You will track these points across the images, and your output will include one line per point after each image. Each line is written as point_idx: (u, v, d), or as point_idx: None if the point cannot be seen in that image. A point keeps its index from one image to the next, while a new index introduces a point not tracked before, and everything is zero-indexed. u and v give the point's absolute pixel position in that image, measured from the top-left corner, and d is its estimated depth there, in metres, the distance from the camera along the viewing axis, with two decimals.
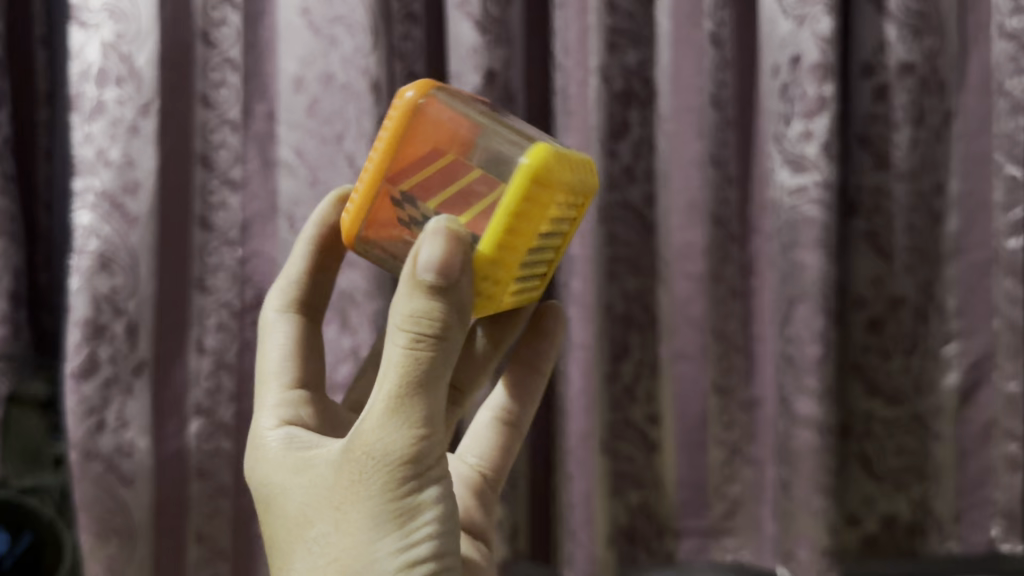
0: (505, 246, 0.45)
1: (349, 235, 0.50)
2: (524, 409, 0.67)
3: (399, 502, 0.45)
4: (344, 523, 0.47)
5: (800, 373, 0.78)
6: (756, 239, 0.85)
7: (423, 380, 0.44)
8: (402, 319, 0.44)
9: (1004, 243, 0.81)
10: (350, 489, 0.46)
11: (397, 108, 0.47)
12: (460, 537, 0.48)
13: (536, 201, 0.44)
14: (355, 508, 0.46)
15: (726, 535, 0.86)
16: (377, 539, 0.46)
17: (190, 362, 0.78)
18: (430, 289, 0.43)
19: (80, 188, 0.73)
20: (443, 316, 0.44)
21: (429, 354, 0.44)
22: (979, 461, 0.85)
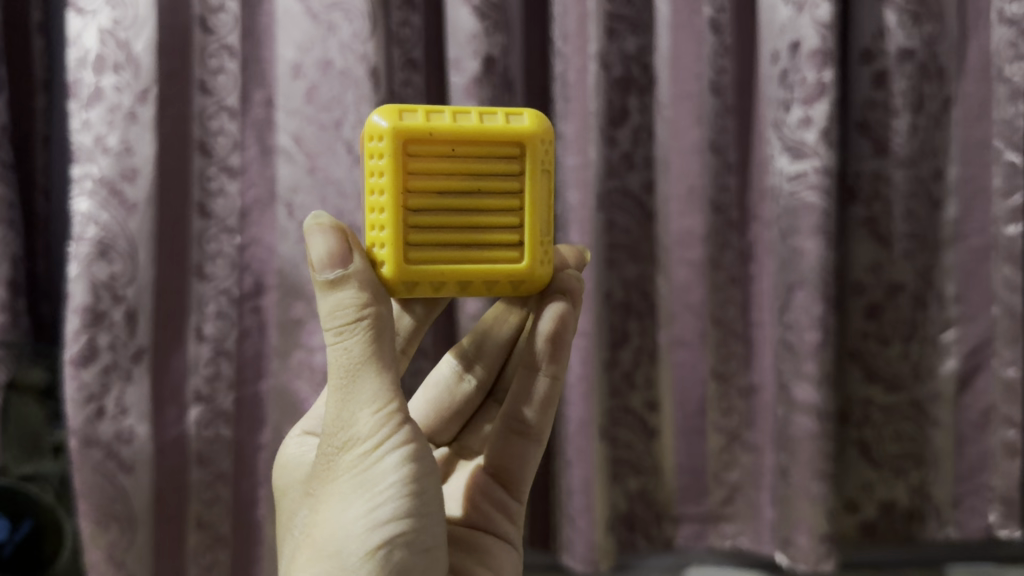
0: (371, 209, 0.46)
1: None
2: (533, 414, 0.59)
3: (362, 473, 0.45)
4: (318, 500, 0.47)
5: (800, 359, 0.78)
6: (755, 226, 0.85)
7: (360, 364, 0.44)
8: (327, 318, 0.45)
9: (1004, 229, 0.81)
10: (322, 467, 0.47)
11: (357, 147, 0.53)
12: (434, 496, 0.46)
13: (377, 152, 0.45)
14: (327, 484, 0.46)
15: (724, 521, 0.87)
16: (345, 509, 0.45)
17: (190, 349, 0.78)
18: (329, 284, 0.44)
19: (79, 175, 0.72)
20: (358, 306, 0.44)
21: (354, 338, 0.44)
22: (978, 447, 0.84)
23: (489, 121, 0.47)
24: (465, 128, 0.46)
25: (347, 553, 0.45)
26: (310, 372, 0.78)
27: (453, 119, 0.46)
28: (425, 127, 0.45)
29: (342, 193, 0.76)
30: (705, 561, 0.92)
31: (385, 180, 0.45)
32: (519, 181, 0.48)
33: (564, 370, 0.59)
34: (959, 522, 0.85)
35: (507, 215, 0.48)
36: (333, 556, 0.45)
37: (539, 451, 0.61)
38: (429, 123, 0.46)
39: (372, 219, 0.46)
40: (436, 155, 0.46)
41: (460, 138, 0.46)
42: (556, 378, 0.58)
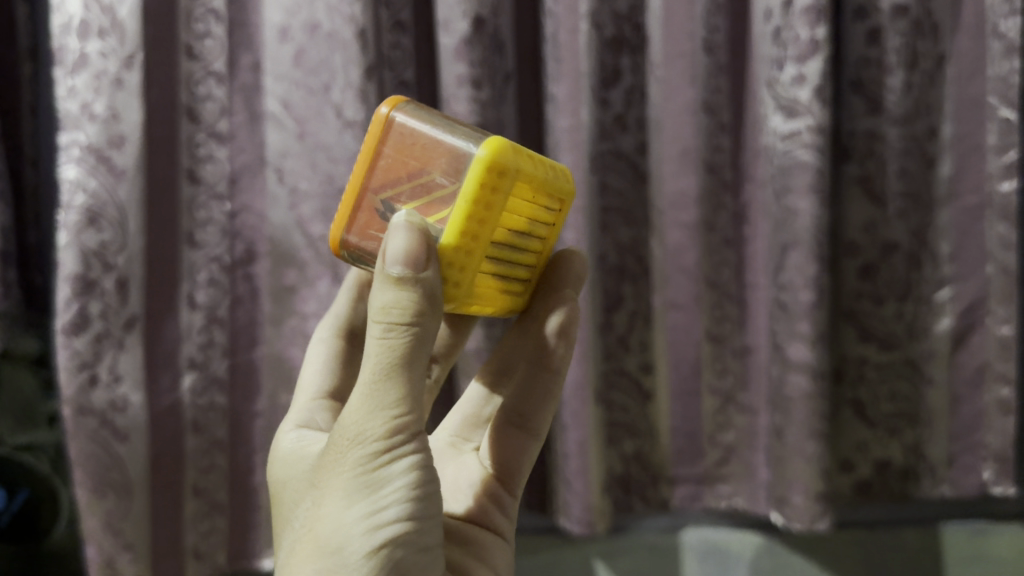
0: (465, 232, 0.46)
1: (336, 242, 0.52)
2: (535, 409, 0.64)
3: (371, 473, 0.46)
4: (321, 496, 0.48)
5: (794, 319, 0.78)
6: (750, 186, 0.85)
7: (391, 367, 0.45)
8: (376, 311, 0.45)
9: (998, 186, 0.81)
10: (330, 458, 0.47)
11: (374, 121, 0.50)
12: (434, 499, 0.49)
13: (496, 187, 0.46)
14: (332, 478, 0.47)
15: (720, 482, 0.87)
16: (347, 505, 0.46)
17: (182, 317, 0.78)
18: (399, 283, 0.44)
19: (66, 143, 0.72)
20: (414, 306, 0.44)
21: (402, 341, 0.44)
22: (972, 407, 0.84)
23: (557, 174, 0.51)
24: (548, 180, 0.50)
25: (349, 551, 0.46)
26: (304, 338, 0.80)
27: (542, 170, 0.49)
28: (529, 173, 0.48)
29: (332, 157, 0.75)
30: (701, 523, 0.94)
31: (489, 211, 0.46)
32: (548, 229, 0.54)
33: (565, 365, 0.65)
34: (952, 480, 0.85)
35: (529, 252, 0.53)
36: (335, 553, 0.47)
37: (537, 446, 0.65)
38: (530, 169, 0.48)
39: (461, 240, 0.46)
40: (524, 197, 0.49)
41: (545, 186, 0.49)
42: (559, 375, 0.64)
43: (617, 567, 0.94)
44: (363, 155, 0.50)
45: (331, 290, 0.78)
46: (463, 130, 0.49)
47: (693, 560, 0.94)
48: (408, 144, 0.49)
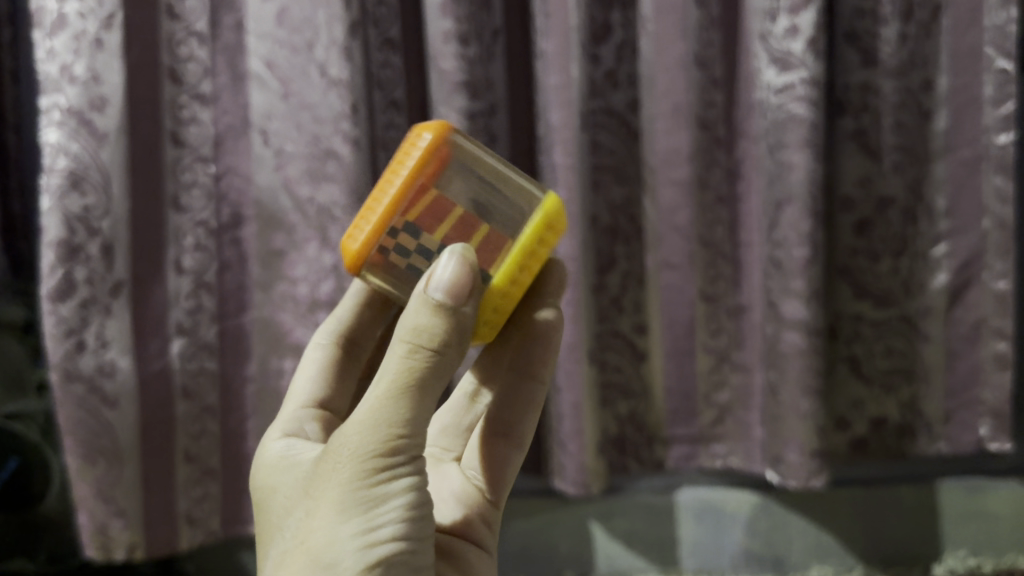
0: (512, 278, 0.50)
1: (356, 254, 0.49)
2: (520, 417, 0.64)
3: (371, 489, 0.46)
4: (316, 506, 0.47)
5: (788, 276, 0.77)
6: (743, 143, 0.82)
7: (408, 388, 0.45)
8: (405, 330, 0.46)
9: (994, 140, 0.79)
10: (327, 471, 0.47)
11: (424, 143, 0.49)
12: (426, 523, 0.49)
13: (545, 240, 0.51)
14: (328, 490, 0.46)
15: (714, 441, 0.87)
16: (340, 520, 0.46)
17: (169, 281, 0.77)
18: (435, 309, 0.45)
19: (47, 106, 0.70)
20: (445, 333, 0.45)
21: (425, 364, 0.45)
22: (968, 361, 0.84)
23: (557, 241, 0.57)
24: None
25: (340, 566, 0.45)
26: (293, 303, 0.79)
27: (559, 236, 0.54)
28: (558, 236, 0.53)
29: (317, 118, 0.74)
30: (697, 482, 0.94)
31: (534, 262, 0.51)
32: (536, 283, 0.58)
33: (548, 374, 0.64)
34: (950, 437, 0.85)
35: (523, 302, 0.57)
36: (325, 567, 0.45)
37: (522, 456, 0.64)
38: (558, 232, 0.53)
39: (506, 284, 0.49)
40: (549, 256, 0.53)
41: None
42: (543, 382, 0.64)
43: (613, 529, 0.95)
44: (411, 178, 0.48)
45: (319, 253, 0.77)
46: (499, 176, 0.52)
47: (689, 519, 0.94)
48: (451, 176, 0.50)
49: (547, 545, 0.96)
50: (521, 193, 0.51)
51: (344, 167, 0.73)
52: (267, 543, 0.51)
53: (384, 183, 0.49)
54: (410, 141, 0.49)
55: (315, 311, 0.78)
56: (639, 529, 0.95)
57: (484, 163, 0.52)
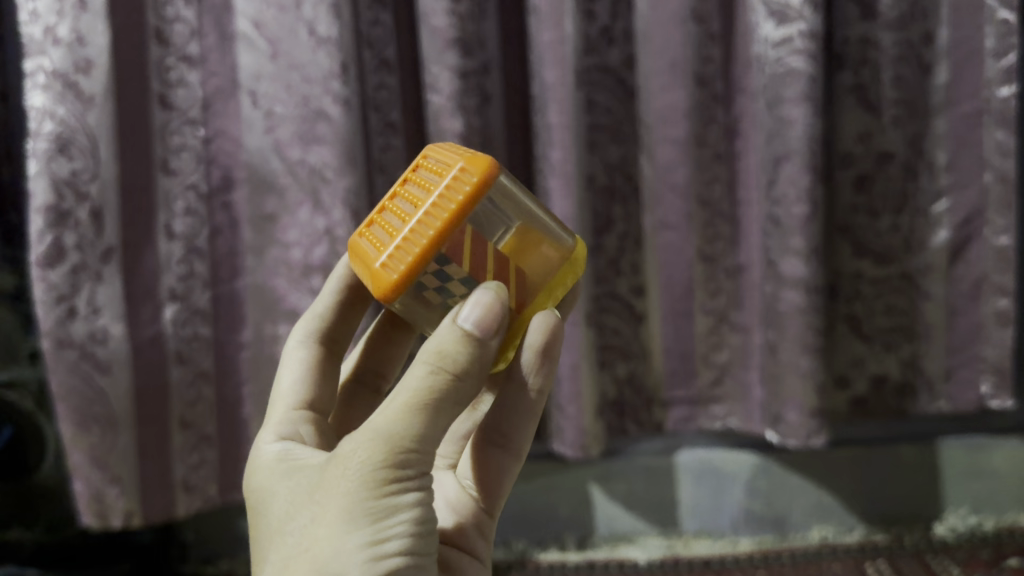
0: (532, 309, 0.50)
1: (384, 285, 0.42)
2: (513, 427, 0.55)
3: (381, 499, 0.41)
4: (322, 512, 0.42)
5: (787, 234, 0.76)
6: (742, 99, 0.81)
7: (427, 403, 0.42)
8: (428, 352, 0.43)
9: (996, 92, 0.77)
10: (332, 478, 0.42)
11: (478, 176, 0.42)
12: (429, 543, 0.44)
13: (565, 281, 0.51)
14: (334, 498, 0.42)
15: (713, 402, 0.87)
16: (347, 530, 0.41)
17: (161, 246, 0.76)
18: (463, 339, 0.43)
19: (30, 69, 0.68)
20: (468, 361, 0.43)
21: (446, 386, 0.42)
22: (969, 319, 0.83)
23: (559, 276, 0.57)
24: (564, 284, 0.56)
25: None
26: (288, 269, 0.78)
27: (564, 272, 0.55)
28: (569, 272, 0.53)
29: (307, 78, 0.72)
30: (697, 443, 0.94)
31: (551, 299, 0.51)
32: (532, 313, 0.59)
33: (548, 382, 0.54)
34: (950, 395, 0.84)
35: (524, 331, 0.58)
36: None
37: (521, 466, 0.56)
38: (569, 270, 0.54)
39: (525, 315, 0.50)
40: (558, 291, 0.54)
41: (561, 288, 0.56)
42: (541, 392, 0.54)
43: (613, 492, 0.95)
44: (463, 215, 0.42)
45: (312, 218, 0.75)
46: (531, 208, 0.48)
47: (689, 481, 0.94)
48: (492, 211, 0.44)
49: (547, 509, 0.95)
50: (553, 233, 0.49)
51: (335, 129, 0.72)
52: (259, 557, 0.45)
53: (429, 217, 0.42)
54: (458, 173, 0.43)
55: (309, 276, 0.77)
56: (639, 491, 0.94)
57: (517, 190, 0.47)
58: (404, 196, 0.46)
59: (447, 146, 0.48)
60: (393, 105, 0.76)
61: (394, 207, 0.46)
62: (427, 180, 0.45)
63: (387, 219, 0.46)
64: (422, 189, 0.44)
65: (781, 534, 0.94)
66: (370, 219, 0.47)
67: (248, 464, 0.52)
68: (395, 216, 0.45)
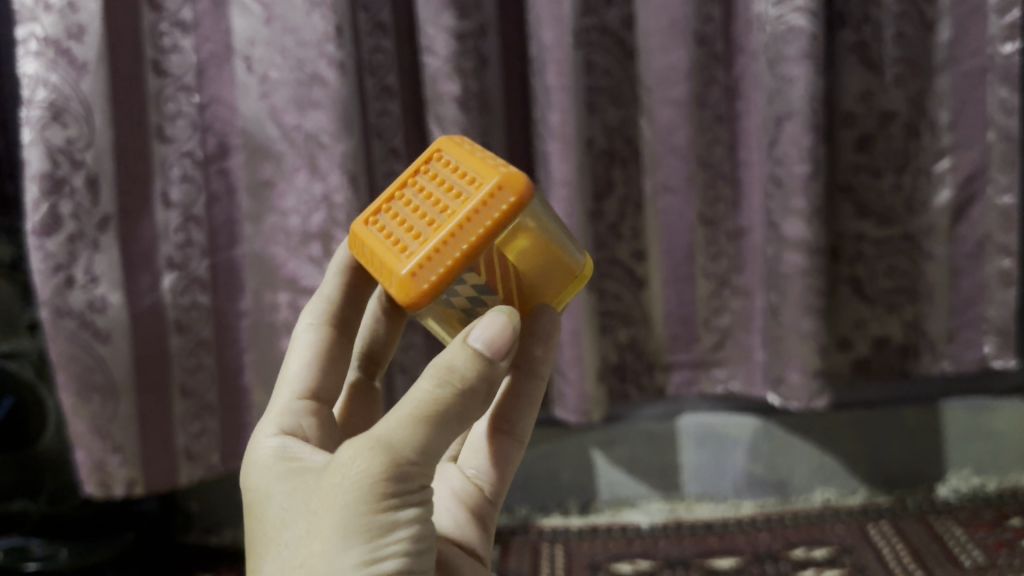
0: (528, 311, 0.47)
1: (411, 296, 0.39)
2: (515, 412, 0.51)
3: (380, 515, 0.39)
4: (317, 524, 0.40)
5: (789, 194, 0.75)
6: (743, 59, 0.79)
7: (432, 417, 0.39)
8: (434, 365, 0.40)
9: (999, 49, 0.76)
10: (328, 487, 0.40)
11: (517, 194, 0.39)
12: (429, 556, 0.42)
13: (559, 298, 0.48)
14: (330, 510, 0.39)
15: (715, 366, 0.87)
16: (342, 545, 0.39)
17: (157, 215, 0.75)
18: (474, 358, 0.40)
19: (22, 36, 0.67)
20: (477, 380, 0.40)
21: (452, 400, 0.39)
22: (973, 279, 0.82)
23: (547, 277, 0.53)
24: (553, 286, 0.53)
25: None
26: (285, 235, 0.78)
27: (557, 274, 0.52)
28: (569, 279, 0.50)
29: (301, 41, 0.71)
30: (698, 408, 0.94)
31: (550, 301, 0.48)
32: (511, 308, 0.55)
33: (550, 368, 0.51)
34: (953, 355, 0.84)
35: None
36: None
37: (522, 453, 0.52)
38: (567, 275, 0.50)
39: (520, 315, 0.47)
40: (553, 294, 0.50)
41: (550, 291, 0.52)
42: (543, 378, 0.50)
43: (615, 457, 0.95)
44: (497, 233, 0.39)
45: (309, 183, 0.75)
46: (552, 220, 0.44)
47: (691, 445, 0.94)
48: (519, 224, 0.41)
49: (549, 475, 0.95)
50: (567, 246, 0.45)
51: (332, 93, 0.71)
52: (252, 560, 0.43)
53: (463, 230, 0.38)
54: (494, 185, 0.39)
55: (308, 244, 0.76)
56: (641, 456, 0.95)
57: (542, 204, 0.43)
58: (422, 192, 0.42)
59: (465, 139, 0.44)
60: (388, 68, 0.75)
61: (408, 201, 0.42)
62: (454, 181, 0.41)
63: (401, 215, 0.42)
64: (447, 191, 0.41)
65: (783, 497, 0.94)
66: (378, 208, 0.43)
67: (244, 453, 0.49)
68: (412, 214, 0.41)
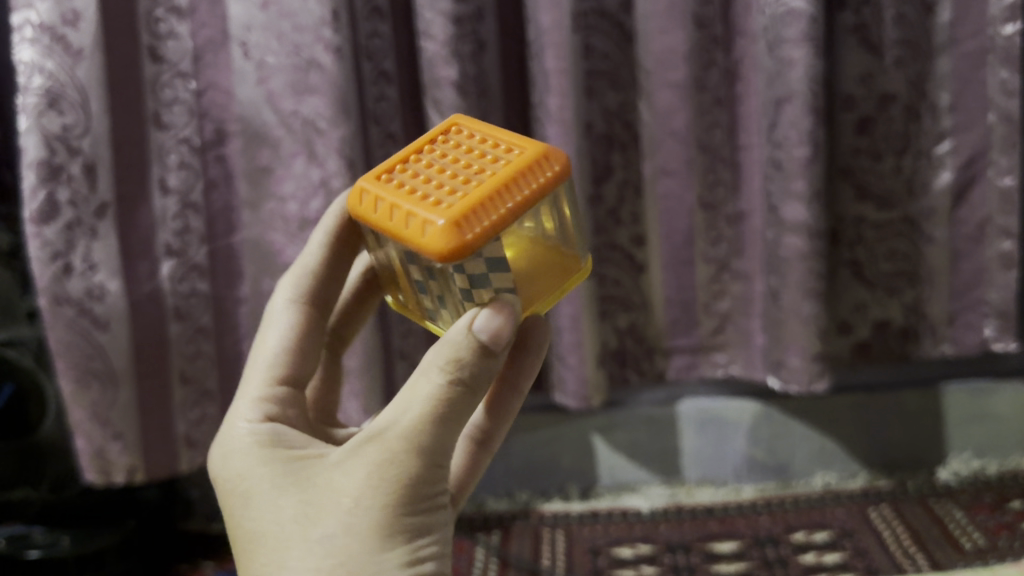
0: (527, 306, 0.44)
1: (454, 243, 0.36)
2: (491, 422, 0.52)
3: (416, 510, 0.40)
4: (354, 525, 0.39)
5: (789, 177, 0.74)
6: (742, 41, 0.79)
7: (452, 414, 0.39)
8: (438, 359, 0.39)
9: (1000, 30, 0.76)
10: (360, 490, 0.39)
11: (560, 166, 0.40)
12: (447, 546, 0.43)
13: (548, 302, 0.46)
14: (368, 511, 0.39)
15: (715, 350, 0.87)
16: (385, 545, 0.39)
17: (155, 202, 0.75)
18: (477, 350, 0.39)
19: (17, 23, 0.67)
20: (482, 373, 0.39)
21: (466, 395, 0.39)
22: (973, 262, 0.82)
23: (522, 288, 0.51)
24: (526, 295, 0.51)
25: None
26: (282, 221, 0.77)
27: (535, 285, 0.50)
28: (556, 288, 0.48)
29: (297, 26, 0.71)
30: (697, 394, 0.94)
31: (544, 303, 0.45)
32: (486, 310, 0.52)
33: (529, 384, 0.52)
34: (954, 338, 0.84)
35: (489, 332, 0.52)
36: None
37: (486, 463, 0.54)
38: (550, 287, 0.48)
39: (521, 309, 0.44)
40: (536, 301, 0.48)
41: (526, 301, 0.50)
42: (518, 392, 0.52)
43: (615, 442, 0.95)
44: (543, 195, 0.39)
45: (307, 168, 0.74)
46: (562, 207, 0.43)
47: (691, 430, 0.94)
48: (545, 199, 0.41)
49: (550, 459, 0.95)
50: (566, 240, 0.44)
51: (328, 78, 0.70)
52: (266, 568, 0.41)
53: (516, 182, 0.38)
54: (539, 153, 0.39)
55: (306, 230, 0.76)
56: (642, 440, 0.94)
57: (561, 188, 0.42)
58: (445, 158, 0.41)
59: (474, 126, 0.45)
60: (386, 53, 0.75)
61: (427, 168, 0.41)
62: (484, 150, 0.41)
63: (421, 173, 0.40)
64: (479, 157, 0.41)
65: (784, 481, 0.94)
66: (389, 172, 0.41)
67: (219, 439, 0.47)
68: (437, 175, 0.40)
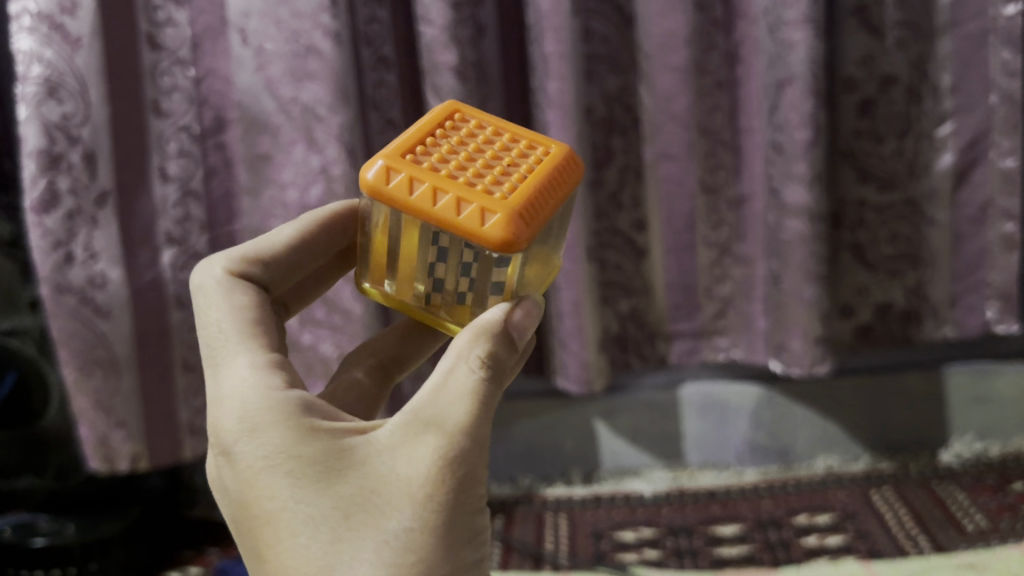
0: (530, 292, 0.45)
1: (515, 234, 0.37)
2: None
3: (476, 505, 0.37)
4: (429, 519, 0.35)
5: (789, 161, 0.74)
6: (742, 24, 0.78)
7: (493, 405, 0.38)
8: (470, 351, 0.38)
9: (1002, 11, 0.75)
10: (431, 481, 0.35)
11: (579, 168, 0.43)
12: None
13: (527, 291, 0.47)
14: (443, 503, 0.35)
15: (717, 334, 0.87)
16: (457, 542, 0.36)
17: (155, 189, 0.75)
18: (507, 344, 0.39)
19: (15, 11, 0.67)
20: (508, 367, 0.39)
21: (498, 388, 0.38)
22: (976, 244, 0.82)
23: None
24: None
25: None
26: (283, 208, 0.76)
27: None
28: None
29: (296, 12, 0.70)
30: (699, 377, 0.94)
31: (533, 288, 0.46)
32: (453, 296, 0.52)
33: None
34: (956, 321, 0.84)
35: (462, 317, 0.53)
36: None
37: None
38: None
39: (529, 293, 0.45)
40: None
41: None
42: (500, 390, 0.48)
43: (617, 426, 0.95)
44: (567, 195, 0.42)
45: (306, 155, 0.74)
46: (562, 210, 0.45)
47: (693, 414, 0.94)
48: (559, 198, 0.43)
49: (553, 443, 0.96)
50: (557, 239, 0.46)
51: (327, 64, 0.70)
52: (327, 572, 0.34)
53: (553, 181, 0.40)
54: (564, 154, 0.42)
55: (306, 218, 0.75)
56: (644, 425, 0.95)
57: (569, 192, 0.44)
58: (465, 146, 0.42)
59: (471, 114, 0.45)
60: (385, 38, 0.75)
61: (450, 152, 0.41)
62: (503, 144, 0.42)
63: (447, 158, 0.40)
64: (502, 150, 0.42)
65: (786, 464, 0.94)
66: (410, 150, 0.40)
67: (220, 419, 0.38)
68: (468, 163, 0.40)
